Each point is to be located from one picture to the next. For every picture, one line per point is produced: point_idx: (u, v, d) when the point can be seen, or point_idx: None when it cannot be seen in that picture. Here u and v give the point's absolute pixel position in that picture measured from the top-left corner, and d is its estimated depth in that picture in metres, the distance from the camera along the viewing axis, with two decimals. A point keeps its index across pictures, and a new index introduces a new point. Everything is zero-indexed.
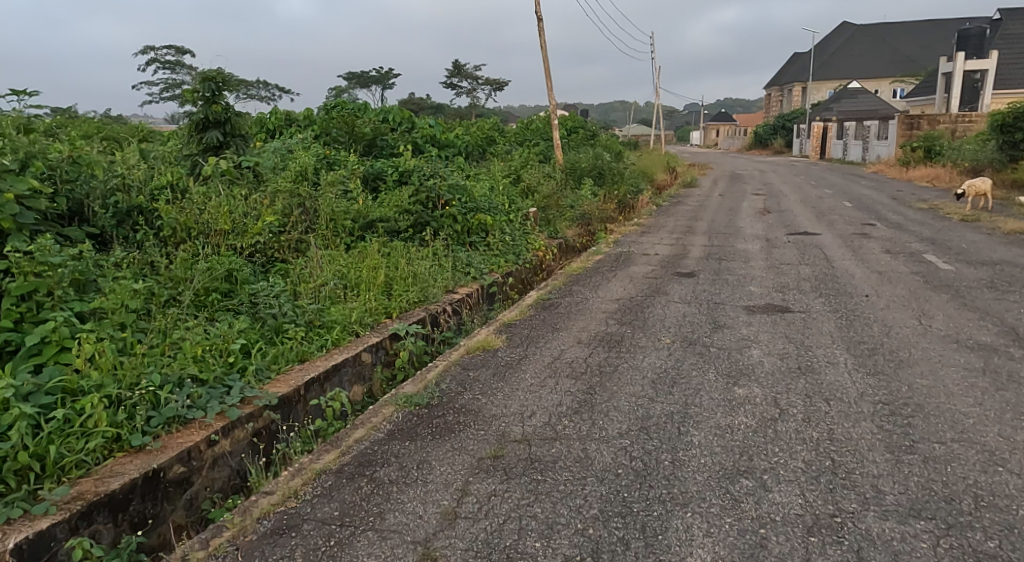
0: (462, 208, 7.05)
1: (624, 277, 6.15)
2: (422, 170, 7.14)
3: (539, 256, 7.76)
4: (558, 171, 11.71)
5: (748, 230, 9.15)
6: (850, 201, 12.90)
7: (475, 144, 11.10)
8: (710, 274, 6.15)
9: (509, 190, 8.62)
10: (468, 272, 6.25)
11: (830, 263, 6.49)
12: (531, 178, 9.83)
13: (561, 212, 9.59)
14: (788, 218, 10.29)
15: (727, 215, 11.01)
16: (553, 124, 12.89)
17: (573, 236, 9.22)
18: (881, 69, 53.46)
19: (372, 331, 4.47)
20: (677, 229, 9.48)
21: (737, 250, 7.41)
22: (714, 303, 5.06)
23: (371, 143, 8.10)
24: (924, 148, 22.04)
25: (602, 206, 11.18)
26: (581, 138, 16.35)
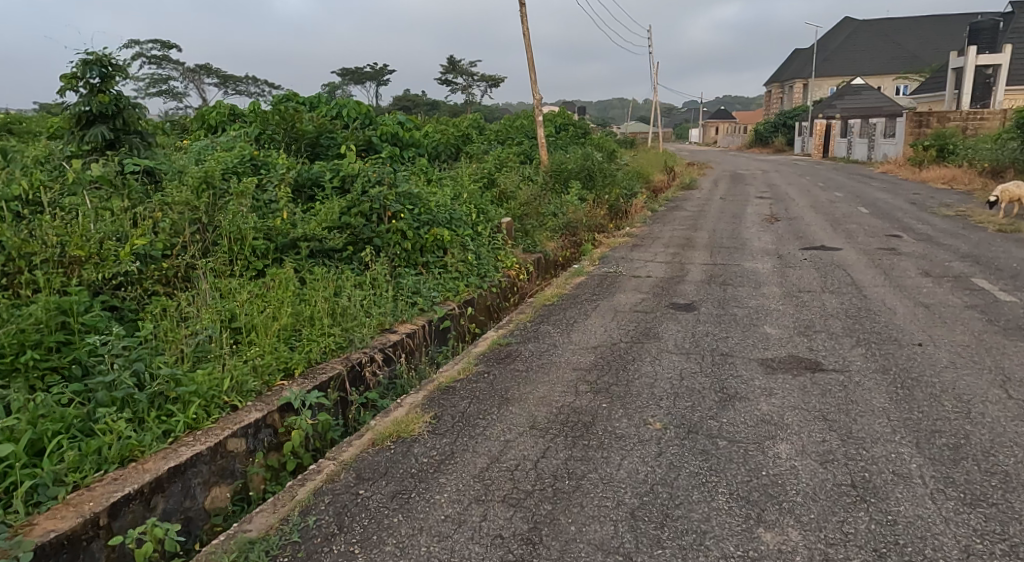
0: (414, 221, 5.89)
1: (608, 309, 4.99)
2: (366, 176, 5.96)
3: (509, 276, 6.61)
4: (541, 173, 10.53)
5: (755, 243, 7.97)
6: (865, 206, 11.74)
7: (448, 144, 9.91)
8: (713, 307, 4.99)
9: (477, 197, 7.44)
10: (415, 303, 5.09)
11: (859, 291, 5.35)
12: (508, 182, 8.65)
13: (541, 222, 8.43)
14: (800, 228, 9.13)
15: (731, 223, 9.85)
16: (538, 121, 11.70)
17: (553, 250, 8.06)
18: (884, 66, 52.31)
19: (254, 402, 3.27)
20: (675, 242, 8.31)
21: (745, 271, 6.26)
22: (720, 353, 3.89)
23: (313, 142, 6.91)
24: (937, 148, 20.90)
25: (591, 213, 10.02)
26: (571, 136, 15.14)
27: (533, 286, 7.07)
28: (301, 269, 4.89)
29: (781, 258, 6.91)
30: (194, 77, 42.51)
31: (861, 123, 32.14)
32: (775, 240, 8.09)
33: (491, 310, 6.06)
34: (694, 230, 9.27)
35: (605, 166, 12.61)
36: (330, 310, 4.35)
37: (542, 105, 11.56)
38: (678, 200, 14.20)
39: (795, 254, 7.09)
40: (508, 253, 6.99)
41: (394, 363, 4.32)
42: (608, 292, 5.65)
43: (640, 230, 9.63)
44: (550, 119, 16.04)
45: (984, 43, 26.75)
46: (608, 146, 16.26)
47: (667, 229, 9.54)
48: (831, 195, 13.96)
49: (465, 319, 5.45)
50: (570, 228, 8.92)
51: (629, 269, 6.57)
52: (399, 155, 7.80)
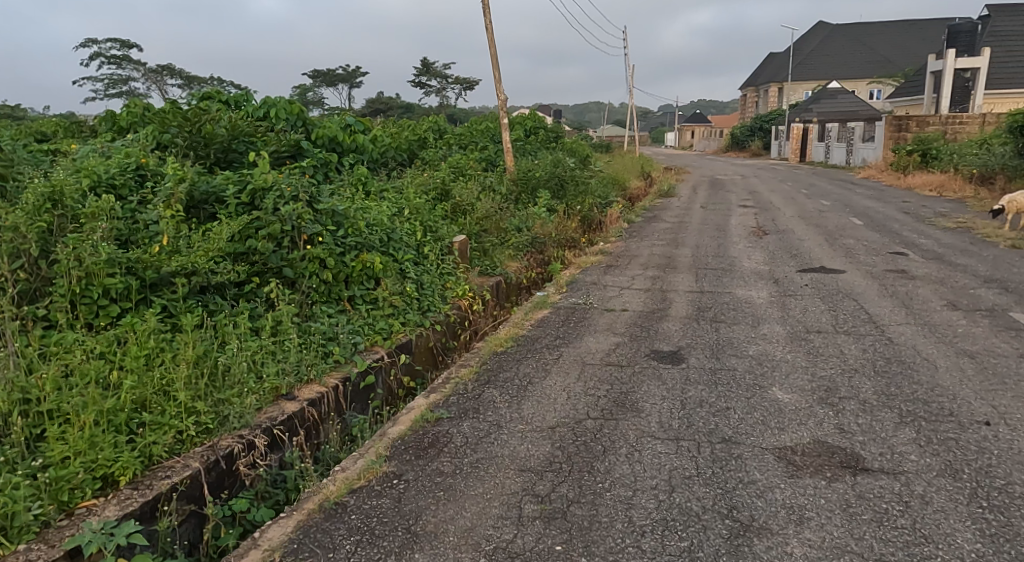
0: (338, 245, 4.82)
1: (574, 361, 3.98)
2: (278, 189, 4.86)
3: (458, 308, 5.56)
4: (505, 183, 9.48)
5: (746, 263, 7.04)
6: (858, 217, 10.87)
7: (400, 149, 8.86)
8: (705, 358, 3.98)
9: (424, 211, 6.37)
10: (327, 354, 4.01)
11: (881, 332, 4.38)
12: (465, 193, 7.63)
13: (500, 242, 7.38)
14: (792, 244, 8.24)
15: (714, 238, 8.94)
16: (503, 124, 10.70)
17: (514, 272, 7.06)
18: (858, 71, 52.31)
19: (28, 545, 2.18)
20: (654, 262, 7.33)
21: (737, 303, 5.31)
22: (721, 437, 2.89)
23: (224, 149, 5.79)
24: (920, 153, 20.26)
25: (560, 228, 9.00)
26: (541, 141, 14.12)
27: (488, 318, 6.03)
28: (177, 313, 3.79)
29: (778, 286, 5.95)
30: (157, 78, 40.95)
31: (838, 127, 31.64)
32: (767, 261, 7.13)
33: (434, 353, 5.00)
34: (676, 246, 8.30)
35: (578, 174, 11.61)
36: (200, 373, 3.26)
37: (508, 107, 10.52)
38: (656, 209, 13.27)
39: (793, 280, 6.13)
40: (458, 279, 5.93)
41: (286, 447, 3.23)
42: (576, 332, 4.62)
43: (615, 247, 8.64)
44: (520, 122, 15.01)
45: (962, 46, 26.26)
46: (582, 151, 15.28)
47: (645, 245, 8.54)
48: (817, 204, 13.11)
49: (397, 369, 4.38)
50: (533, 248, 7.89)
51: (602, 299, 5.56)
52: (333, 164, 6.70)
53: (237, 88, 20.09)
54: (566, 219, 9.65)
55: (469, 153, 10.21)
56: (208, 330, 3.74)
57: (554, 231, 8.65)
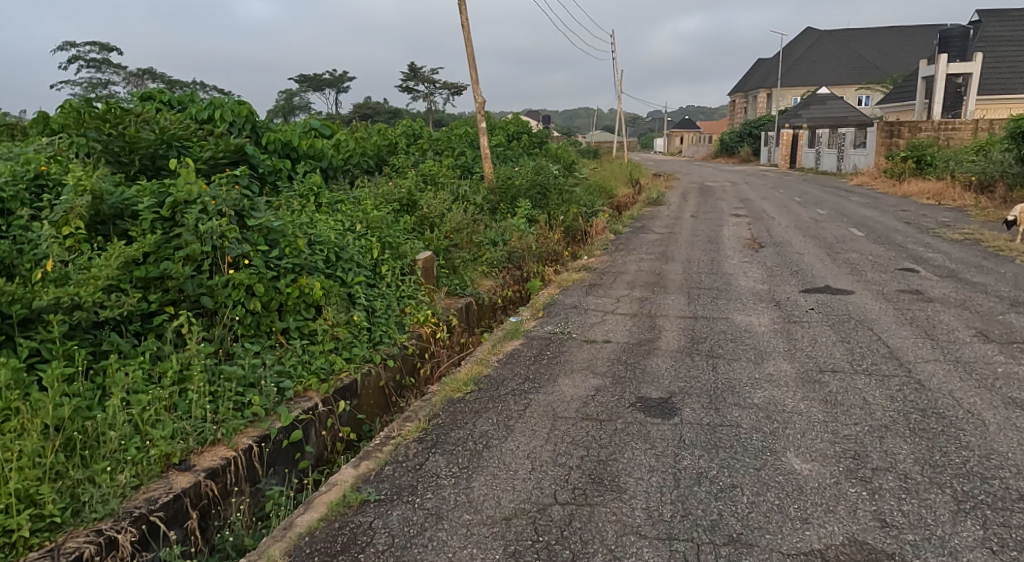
0: (271, 268, 4.11)
1: (545, 413, 3.29)
2: (201, 202, 4.14)
3: (416, 338, 4.86)
4: (481, 192, 8.79)
5: (743, 282, 6.39)
6: (857, 228, 10.27)
7: (365, 155, 8.16)
8: (702, 408, 3.31)
9: (383, 225, 5.66)
10: (244, 404, 3.30)
11: (907, 372, 3.74)
12: (434, 203, 6.94)
13: (471, 258, 6.69)
14: (791, 258, 7.61)
15: (707, 251, 8.31)
16: (481, 128, 10.02)
17: (487, 291, 6.48)
18: (847, 76, 52.15)
19: None
20: (642, 280, 6.67)
21: (736, 333, 4.64)
22: (726, 536, 2.22)
23: (151, 155, 5.07)
24: (914, 160, 19.78)
25: (540, 241, 8.33)
26: (525, 146, 13.45)
27: (453, 347, 5.33)
28: (53, 357, 3.07)
29: (781, 310, 5.30)
30: (137, 81, 40.06)
31: (829, 133, 31.24)
32: (766, 279, 6.49)
33: (386, 393, 4.29)
34: (665, 261, 7.65)
35: (562, 182, 10.94)
36: (57, 443, 2.55)
37: (486, 111, 9.85)
38: (644, 218, 12.64)
39: (797, 303, 5.49)
40: (419, 304, 5.23)
41: (165, 540, 2.53)
42: (549, 370, 3.93)
43: (600, 261, 7.97)
44: (502, 126, 14.34)
45: (954, 50, 25.87)
46: (567, 157, 14.63)
47: (632, 260, 7.88)
48: (813, 214, 12.52)
49: (336, 418, 3.67)
50: (508, 265, 7.20)
51: (583, 327, 4.88)
52: (282, 173, 5.99)
53: (213, 90, 19.32)
54: (546, 232, 8.97)
55: (444, 159, 9.52)
56: (87, 380, 3.02)
57: (533, 245, 7.97)
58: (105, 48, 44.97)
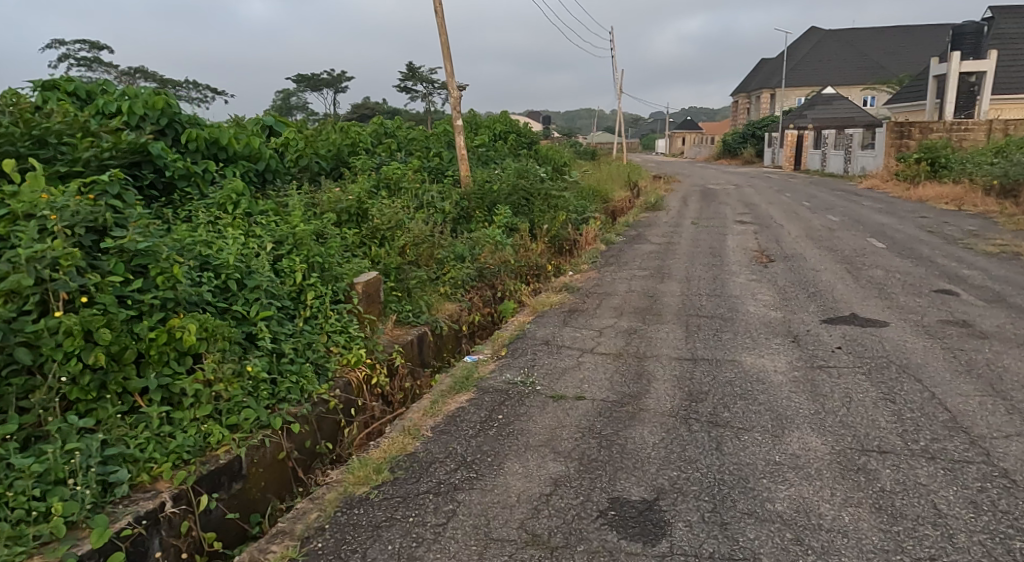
0: (130, 306, 3.09)
1: (476, 532, 2.30)
2: (38, 214, 3.09)
3: (341, 388, 3.86)
4: (451, 198, 7.78)
5: (751, 309, 5.40)
6: (876, 238, 9.26)
7: (319, 156, 7.18)
8: (702, 524, 2.31)
9: (311, 243, 4.65)
10: (42, 514, 2.28)
11: (986, 458, 2.72)
12: (388, 212, 5.94)
13: (426, 280, 5.70)
14: (806, 277, 6.62)
15: (710, 266, 7.32)
16: (458, 126, 9.04)
17: (447, 319, 5.50)
18: (852, 77, 51.14)
19: None
20: (632, 304, 5.66)
21: (746, 386, 3.65)
22: None
23: (14, 155, 4.04)
24: (929, 161, 18.75)
25: (517, 257, 7.33)
26: (511, 147, 12.45)
27: (393, 394, 4.32)
28: None
29: (800, 350, 4.29)
30: (131, 79, 39.23)
31: (835, 134, 30.25)
32: (778, 306, 5.47)
33: (289, 468, 3.28)
34: (661, 279, 6.64)
35: (549, 186, 9.94)
36: None
37: (462, 107, 8.86)
38: (641, 225, 11.63)
39: (819, 340, 4.48)
40: (348, 342, 4.22)
41: None
42: (495, 448, 2.94)
43: (585, 279, 6.97)
44: (489, 126, 13.36)
45: (967, 48, 24.86)
46: (559, 159, 13.62)
47: (623, 277, 6.87)
48: (825, 221, 11.51)
49: (195, 522, 2.67)
50: (473, 287, 6.20)
51: (552, 375, 3.87)
52: (197, 176, 4.97)
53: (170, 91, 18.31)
54: (527, 244, 7.96)
55: (414, 161, 8.51)
56: None
57: (506, 261, 6.97)
58: (97, 45, 44.16)
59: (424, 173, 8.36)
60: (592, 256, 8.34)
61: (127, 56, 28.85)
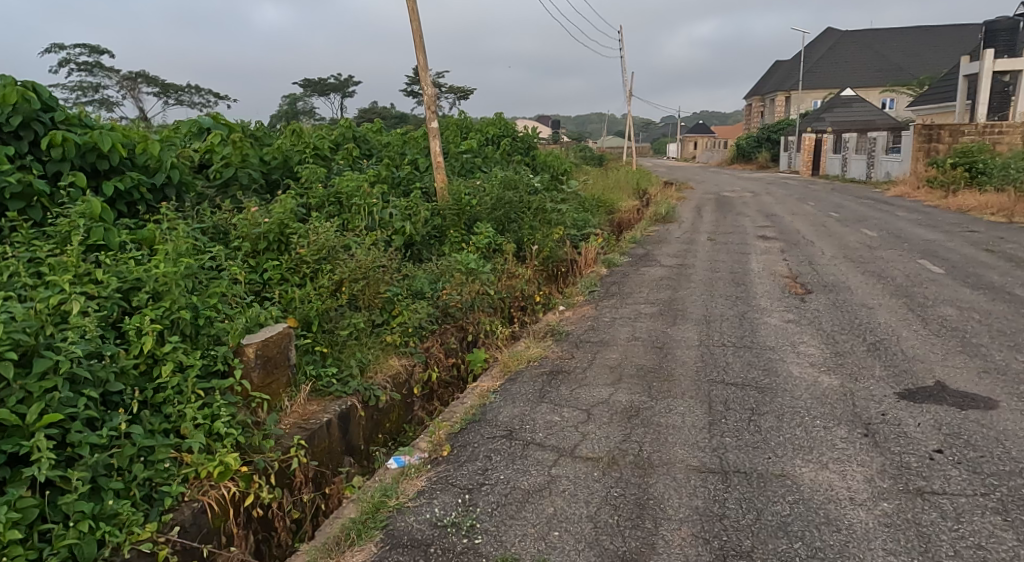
0: None
1: None
2: None
3: (181, 529, 2.54)
4: (416, 216, 6.44)
5: (794, 372, 4.05)
6: (927, 260, 7.86)
7: (253, 165, 5.89)
8: None
9: (184, 289, 3.32)
10: None
11: None
12: (321, 237, 4.62)
13: (365, 329, 4.37)
14: (857, 318, 5.25)
15: (733, 301, 5.97)
16: (434, 130, 7.76)
17: (388, 381, 4.17)
18: (870, 79, 49.53)
19: None
20: (634, 363, 4.28)
21: (808, 541, 2.30)
22: None
23: None
24: (965, 167, 17.27)
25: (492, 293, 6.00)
26: (504, 154, 11.15)
27: (282, 517, 2.99)
28: None
29: (880, 456, 2.90)
30: (133, 85, 38.32)
31: (857, 138, 28.77)
32: (830, 368, 4.08)
33: None
34: (673, 321, 5.31)
35: (541, 201, 8.61)
36: None
37: (438, 108, 7.54)
38: (649, 242, 10.27)
39: (905, 435, 3.08)
40: (213, 443, 2.89)
41: None
42: None
43: (578, 318, 5.61)
44: (481, 129, 12.07)
45: (1000, 45, 23.45)
46: (559, 166, 12.27)
47: (626, 317, 5.51)
48: (860, 237, 10.10)
49: None
50: (430, 333, 4.87)
51: (504, 509, 2.53)
52: (42, 196, 3.68)
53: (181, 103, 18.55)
54: (508, 274, 6.63)
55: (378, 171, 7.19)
56: None
57: (478, 298, 5.63)
58: (99, 50, 43.81)
59: (388, 186, 7.05)
60: (590, 283, 6.98)
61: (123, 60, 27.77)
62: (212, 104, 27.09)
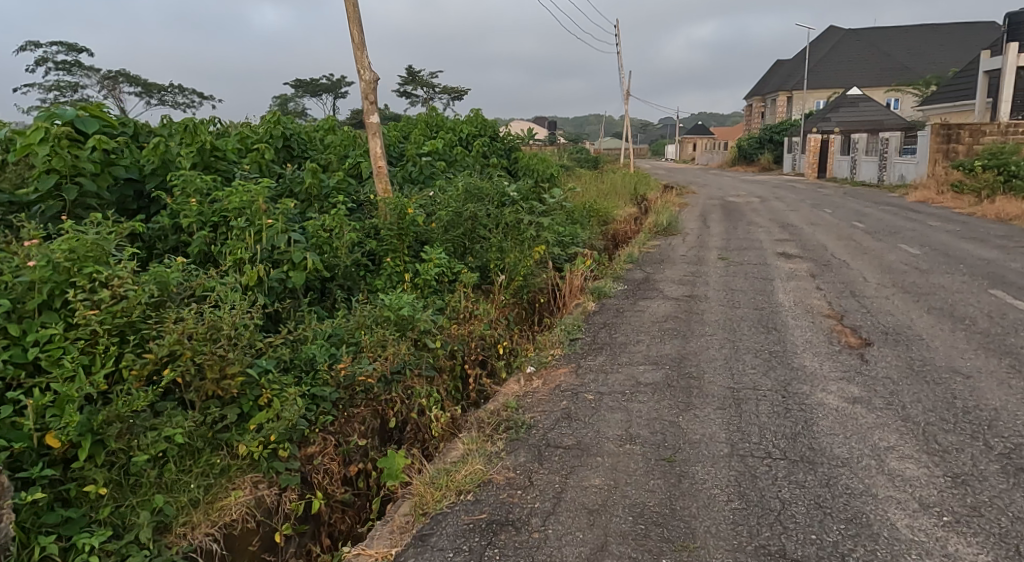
0: None
1: None
2: None
3: None
4: (334, 244, 4.78)
5: (902, 528, 2.42)
6: (1003, 290, 6.25)
7: (96, 171, 4.22)
8: None
9: None
10: None
11: None
12: (133, 285, 2.92)
13: (190, 446, 2.70)
14: (956, 394, 3.63)
15: (767, 362, 4.35)
16: (370, 124, 6.07)
17: (215, 541, 2.53)
18: (875, 79, 48.12)
19: None
20: (628, 502, 2.62)
21: None
22: None
23: None
24: (997, 170, 15.81)
25: (426, 356, 4.35)
26: (478, 155, 9.51)
27: None
28: None
29: None
30: (113, 85, 36.56)
31: (867, 139, 27.24)
32: (960, 522, 2.45)
33: None
34: (687, 402, 3.66)
35: (511, 216, 6.96)
36: None
37: (377, 97, 5.90)
38: (649, 261, 8.64)
39: None
40: None
41: None
42: None
43: (548, 391, 3.95)
44: (454, 127, 10.43)
45: None
46: (544, 171, 10.65)
47: (617, 392, 3.86)
48: (902, 256, 8.47)
49: None
50: (317, 433, 3.21)
51: None
52: None
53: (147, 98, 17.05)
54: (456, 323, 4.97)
55: (295, 184, 5.54)
56: None
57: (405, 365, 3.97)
58: (72, 47, 42.20)
59: (306, 203, 5.41)
60: (572, 328, 5.33)
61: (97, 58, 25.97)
62: (189, 106, 25.39)
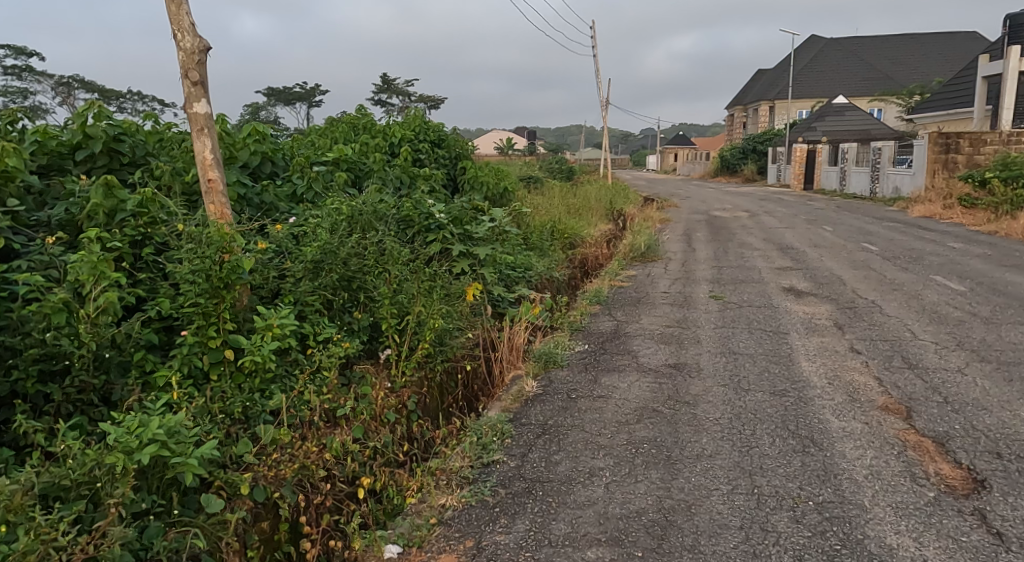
0: None
1: None
2: None
3: None
4: (73, 313, 2.82)
5: None
6: None
7: None
8: None
9: None
10: None
11: None
12: None
13: None
14: None
15: (820, 537, 2.43)
16: (202, 116, 3.93)
17: None
18: (859, 89, 47.08)
19: None
20: None
21: None
22: None
23: None
24: (1012, 183, 14.19)
25: (196, 526, 2.39)
26: (408, 163, 7.56)
27: None
28: None
29: None
30: (63, 88, 34.17)
31: (858, 149, 25.73)
32: None
33: None
34: None
35: (421, 258, 5.00)
36: None
37: (203, 73, 3.86)
38: (621, 301, 6.74)
39: None
40: None
41: None
42: None
43: None
44: (384, 130, 8.48)
45: None
46: (495, 186, 8.74)
47: None
48: (945, 294, 6.63)
49: None
50: None
51: None
52: None
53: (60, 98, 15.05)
54: (282, 446, 3.01)
55: (82, 209, 3.73)
56: None
57: None
58: (19, 51, 39.94)
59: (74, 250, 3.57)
60: (487, 438, 3.36)
61: (30, 59, 23.59)
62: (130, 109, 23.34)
